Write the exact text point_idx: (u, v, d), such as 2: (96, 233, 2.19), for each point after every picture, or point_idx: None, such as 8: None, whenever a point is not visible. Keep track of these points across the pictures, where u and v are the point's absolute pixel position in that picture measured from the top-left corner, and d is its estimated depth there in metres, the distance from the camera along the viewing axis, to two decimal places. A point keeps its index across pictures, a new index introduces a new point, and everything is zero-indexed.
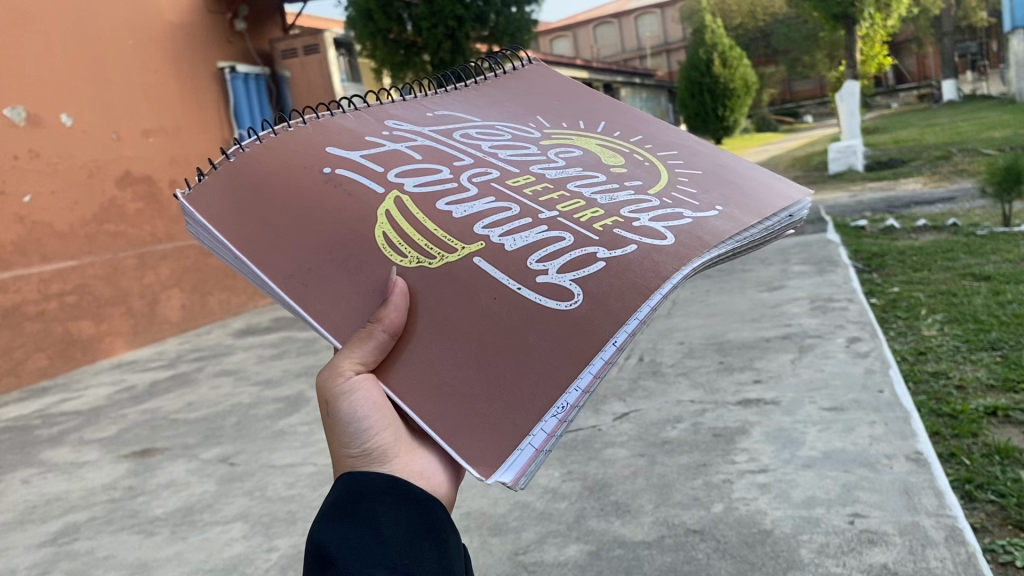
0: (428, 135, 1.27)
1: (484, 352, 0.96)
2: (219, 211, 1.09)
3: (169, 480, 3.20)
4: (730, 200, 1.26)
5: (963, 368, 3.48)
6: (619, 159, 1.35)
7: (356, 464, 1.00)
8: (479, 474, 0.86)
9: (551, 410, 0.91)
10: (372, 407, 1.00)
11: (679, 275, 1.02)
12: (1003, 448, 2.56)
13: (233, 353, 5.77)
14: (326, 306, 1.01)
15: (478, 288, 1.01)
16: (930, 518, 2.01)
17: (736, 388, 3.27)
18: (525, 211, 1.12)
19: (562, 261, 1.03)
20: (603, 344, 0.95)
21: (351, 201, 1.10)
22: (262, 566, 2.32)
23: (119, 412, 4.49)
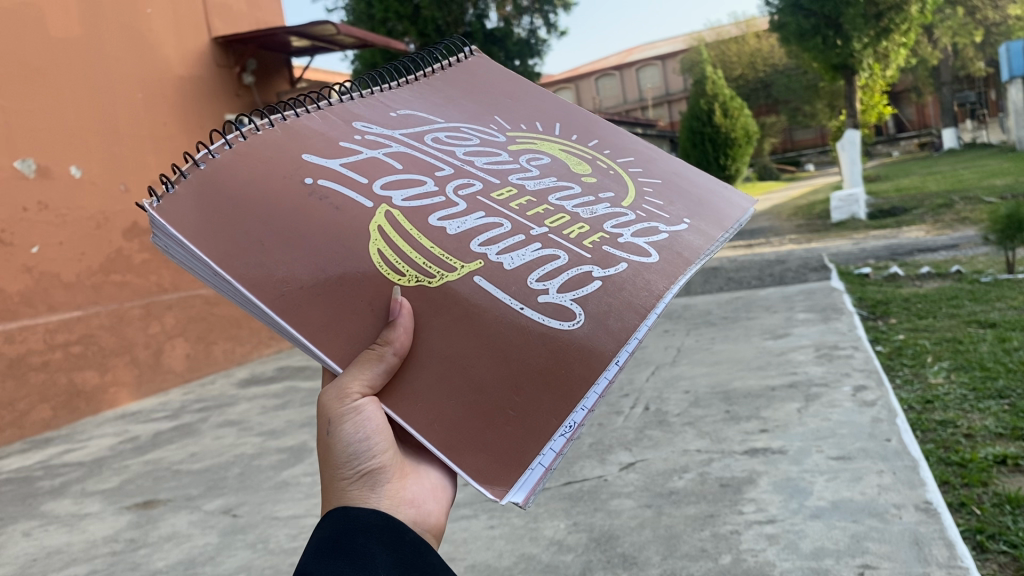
0: (402, 141, 1.26)
1: (489, 373, 1.00)
2: (197, 228, 1.04)
3: (171, 532, 3.18)
4: (694, 213, 1.32)
5: (971, 416, 3.46)
6: (585, 168, 1.37)
7: (352, 493, 1.05)
8: (495, 497, 0.93)
9: (558, 429, 0.97)
10: (376, 431, 1.05)
11: (670, 295, 1.08)
12: (1014, 498, 2.54)
13: (237, 403, 5.76)
14: (324, 328, 1.03)
15: (481, 307, 1.04)
16: (942, 570, 1.97)
17: (742, 437, 3.25)
18: (516, 224, 1.15)
19: (564, 278, 1.07)
20: (605, 363, 1.01)
21: (339, 216, 1.10)
22: None
23: (122, 463, 4.48)
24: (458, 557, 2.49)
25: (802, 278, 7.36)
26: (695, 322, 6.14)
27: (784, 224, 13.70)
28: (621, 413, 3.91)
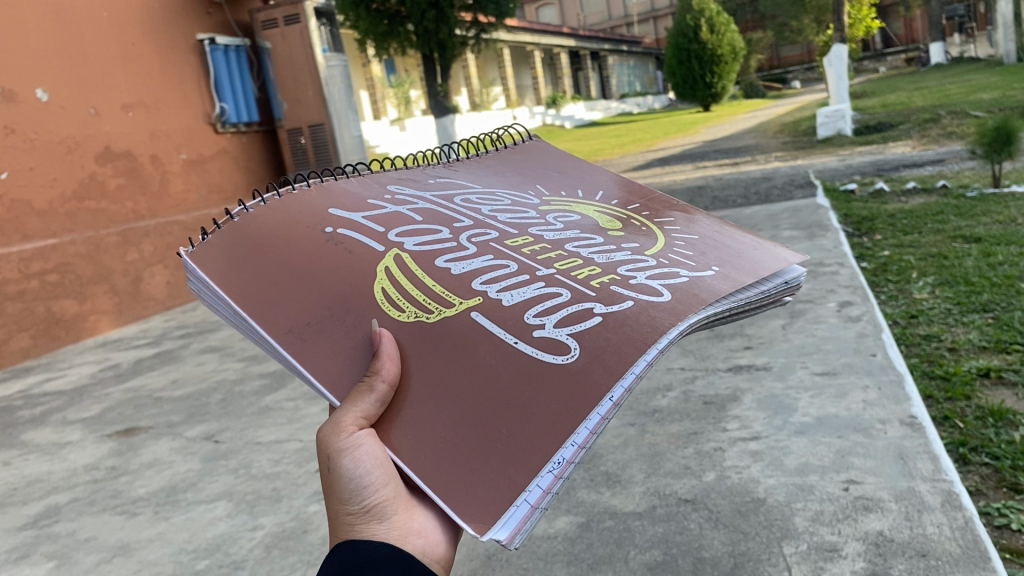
0: (429, 200, 1.27)
1: (480, 410, 0.92)
2: (223, 267, 1.04)
3: (152, 459, 3.15)
4: (727, 262, 1.25)
5: (954, 330, 3.45)
6: (618, 227, 1.36)
7: (359, 529, 0.91)
8: (476, 532, 0.80)
9: (547, 464, 0.86)
10: (376, 464, 0.92)
11: (675, 331, 1.00)
12: (997, 410, 2.54)
13: (219, 329, 5.70)
14: (331, 361, 0.97)
15: (475, 342, 0.98)
16: (927, 483, 1.94)
17: (726, 355, 3.23)
18: (523, 267, 1.13)
19: (564, 314, 1.02)
20: (600, 399, 0.91)
21: (354, 259, 1.07)
22: (247, 545, 2.25)
23: (103, 391, 4.43)
24: None
25: (787, 195, 7.26)
26: None
27: (769, 141, 13.53)
28: None
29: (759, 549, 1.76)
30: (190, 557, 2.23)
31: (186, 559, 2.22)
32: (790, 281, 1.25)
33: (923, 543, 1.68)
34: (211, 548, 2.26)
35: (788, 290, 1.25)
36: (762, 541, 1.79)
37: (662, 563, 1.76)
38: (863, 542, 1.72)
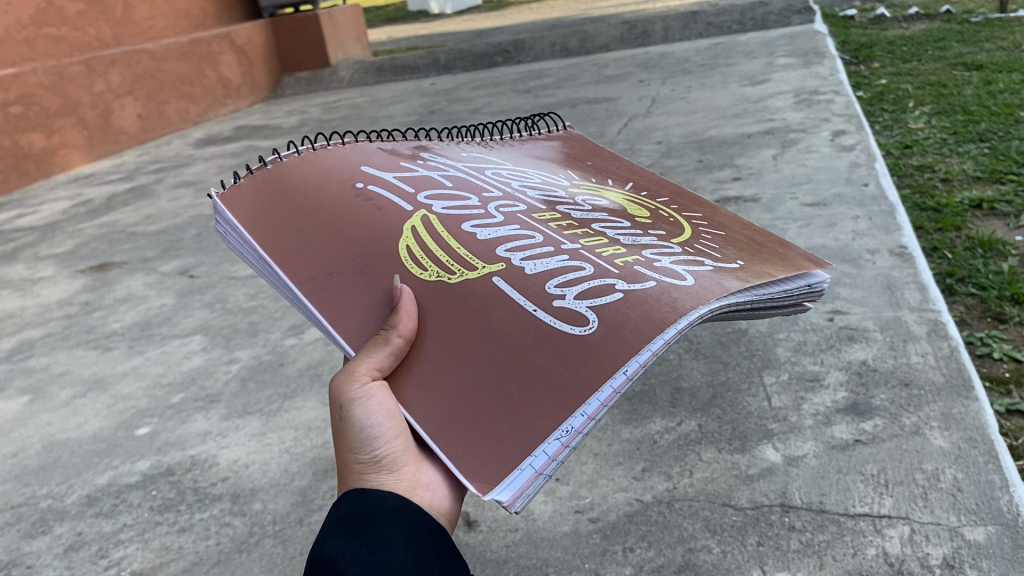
0: (461, 170, 1.02)
1: (485, 373, 0.74)
2: (252, 209, 0.89)
3: (126, 294, 3.09)
4: (758, 255, 0.92)
5: (949, 161, 3.34)
6: (646, 213, 1.01)
7: (367, 479, 0.76)
8: (479, 491, 0.65)
9: (554, 432, 0.68)
10: (387, 416, 0.76)
11: (697, 313, 0.74)
12: (986, 241, 2.48)
13: (193, 163, 5.52)
14: (350, 311, 0.80)
15: (492, 306, 0.78)
16: (913, 314, 1.89)
17: (714, 186, 3.12)
18: (550, 238, 0.86)
19: (587, 285, 0.78)
20: (612, 369, 0.70)
21: (379, 216, 0.87)
22: (222, 379, 2.21)
23: (75, 227, 4.32)
24: None
25: (785, 19, 6.87)
26: (670, 70, 5.79)
27: None
28: None
29: (738, 379, 1.73)
30: (164, 391, 2.19)
31: (160, 393, 2.19)
32: (816, 283, 0.88)
33: (906, 372, 1.64)
34: (186, 382, 2.23)
35: (809, 297, 0.88)
36: (742, 371, 1.76)
37: (640, 394, 1.73)
38: (845, 372, 1.69)
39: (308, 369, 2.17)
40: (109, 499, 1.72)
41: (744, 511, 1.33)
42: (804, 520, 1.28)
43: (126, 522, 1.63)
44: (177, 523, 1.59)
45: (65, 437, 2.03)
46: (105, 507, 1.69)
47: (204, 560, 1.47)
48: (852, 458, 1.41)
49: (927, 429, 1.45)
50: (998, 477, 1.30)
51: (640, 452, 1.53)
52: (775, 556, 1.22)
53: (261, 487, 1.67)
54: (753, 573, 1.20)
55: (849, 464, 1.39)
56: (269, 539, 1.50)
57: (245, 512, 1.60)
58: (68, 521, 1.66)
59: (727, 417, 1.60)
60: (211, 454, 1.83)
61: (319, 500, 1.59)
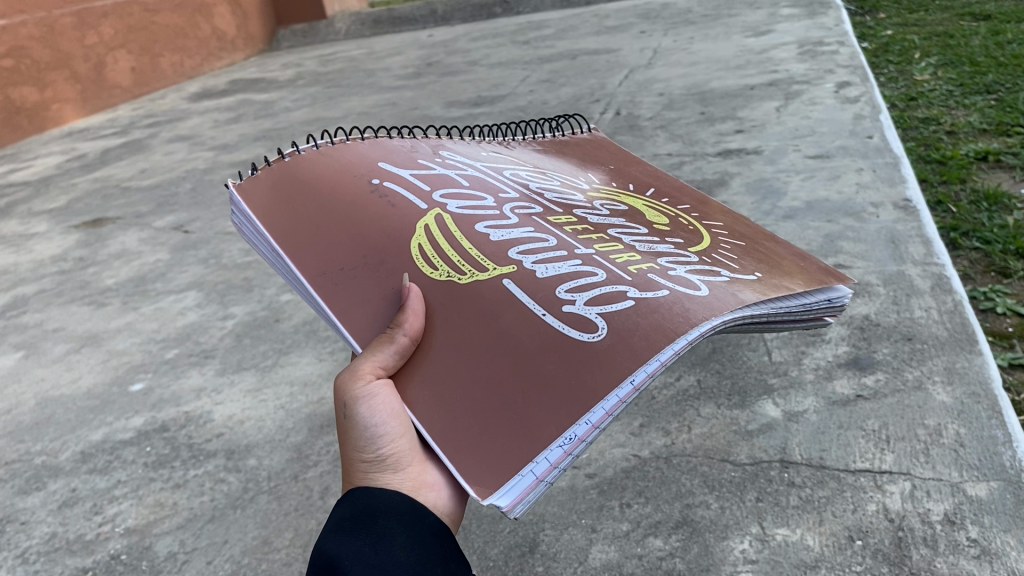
0: (478, 167, 0.94)
1: (489, 375, 0.67)
2: (265, 198, 0.81)
3: (120, 249, 3.05)
4: (779, 266, 0.83)
5: (955, 113, 3.28)
6: (664, 219, 0.92)
7: (372, 478, 0.69)
8: (476, 495, 0.58)
9: (557, 438, 0.61)
10: (390, 415, 0.69)
11: (708, 323, 0.67)
12: (992, 195, 2.43)
13: (188, 117, 5.45)
14: (359, 308, 0.73)
15: (500, 308, 0.70)
16: (917, 268, 1.86)
17: (716, 139, 3.07)
18: (563, 242, 0.79)
19: (598, 291, 0.71)
20: (619, 376, 0.63)
21: (391, 211, 0.80)
22: (217, 335, 2.19)
23: (69, 182, 4.27)
24: None
25: None
26: (672, 21, 5.68)
27: None
28: (589, 119, 3.63)
29: (739, 335, 1.70)
30: (159, 347, 2.17)
31: (155, 349, 2.17)
32: (835, 297, 0.80)
33: (909, 327, 1.62)
34: (181, 338, 2.20)
35: (829, 312, 0.80)
36: None
37: None
38: (847, 327, 1.66)
39: (304, 325, 2.15)
40: (104, 456, 1.71)
41: (743, 467, 1.31)
42: (804, 476, 1.26)
43: (121, 478, 1.62)
44: (172, 480, 1.58)
45: (60, 393, 2.02)
46: (99, 463, 1.68)
47: (198, 516, 1.46)
48: (854, 414, 1.39)
49: (930, 383, 1.42)
50: (1001, 433, 1.27)
51: (639, 408, 1.51)
52: (773, 512, 1.20)
53: (256, 443, 1.66)
54: (751, 528, 1.18)
55: (850, 419, 1.38)
56: (264, 495, 1.49)
57: (240, 469, 1.59)
58: (62, 478, 1.65)
59: (727, 373, 1.58)
60: (205, 410, 1.82)
61: (315, 456, 1.57)
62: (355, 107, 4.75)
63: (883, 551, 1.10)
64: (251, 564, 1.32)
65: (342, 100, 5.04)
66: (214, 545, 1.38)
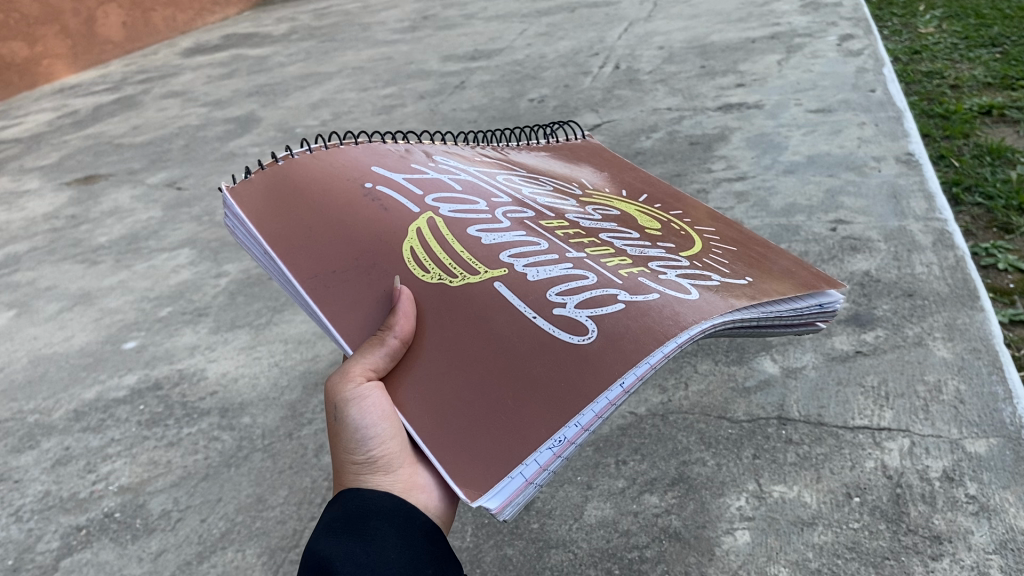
0: (473, 170, 0.89)
1: (478, 380, 0.63)
2: (261, 202, 0.78)
3: (113, 207, 3.02)
4: (774, 273, 0.79)
5: (959, 67, 3.22)
6: (656, 223, 0.87)
7: (363, 479, 0.66)
8: (464, 498, 0.56)
9: (547, 440, 0.58)
10: (382, 416, 0.66)
11: (695, 329, 0.63)
12: (995, 149, 2.39)
13: (181, 73, 5.36)
14: (350, 310, 0.69)
15: (490, 311, 0.67)
16: (919, 223, 1.83)
17: (716, 93, 3.01)
18: (555, 244, 0.74)
19: (589, 294, 0.66)
20: (609, 379, 0.60)
21: (385, 214, 0.76)
22: (210, 292, 2.17)
23: (61, 139, 4.21)
24: None
25: None
26: None
27: None
28: (588, 73, 3.57)
29: None
30: (152, 305, 2.15)
31: (148, 307, 2.15)
32: (826, 303, 0.76)
33: (910, 283, 1.60)
34: (174, 296, 2.18)
35: (821, 318, 0.76)
36: None
37: None
38: (847, 284, 1.64)
39: None
40: (97, 414, 1.69)
41: (740, 424, 1.30)
42: (802, 434, 1.25)
43: (114, 437, 1.60)
44: (165, 438, 1.57)
45: (53, 352, 2.00)
46: (92, 422, 1.67)
47: (192, 475, 1.45)
48: (853, 370, 1.37)
49: (930, 340, 1.41)
50: (1001, 389, 1.26)
51: None
52: (771, 469, 1.19)
53: (250, 401, 1.65)
54: (748, 486, 1.17)
55: (850, 376, 1.36)
56: (258, 453, 1.48)
57: (234, 427, 1.57)
58: (56, 436, 1.64)
59: None
60: (199, 368, 1.80)
61: (310, 414, 1.56)
62: (350, 62, 4.66)
63: (881, 508, 1.08)
64: (246, 521, 1.32)
65: (337, 54, 4.95)
66: (208, 503, 1.37)
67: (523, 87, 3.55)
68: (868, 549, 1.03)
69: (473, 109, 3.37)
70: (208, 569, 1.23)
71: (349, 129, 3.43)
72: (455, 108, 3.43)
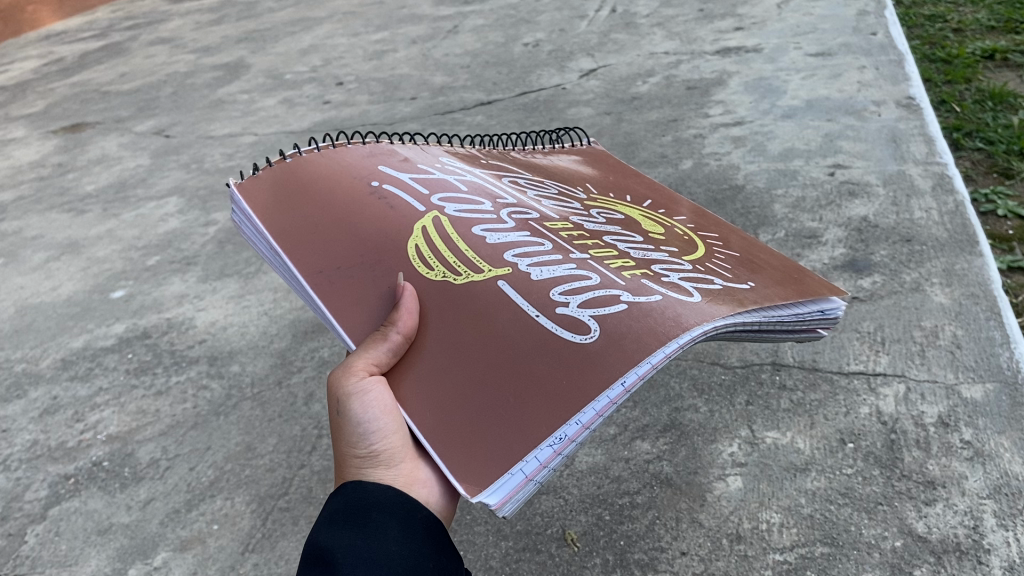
0: (476, 170, 0.84)
1: (478, 378, 0.60)
2: (268, 198, 0.74)
3: (100, 155, 2.97)
4: (781, 278, 0.74)
5: (962, 10, 3.15)
6: (659, 227, 0.83)
7: (364, 473, 0.64)
8: (461, 496, 0.53)
9: (547, 438, 0.55)
10: (384, 411, 0.64)
11: (701, 328, 0.59)
12: (997, 94, 2.35)
13: (169, 19, 5.24)
14: (354, 308, 0.66)
15: (491, 307, 0.63)
16: (918, 168, 1.80)
17: (715, 37, 2.94)
18: (559, 244, 0.70)
19: (592, 293, 0.62)
20: (610, 379, 0.56)
21: (388, 210, 0.72)
22: (198, 241, 2.13)
23: (47, 87, 4.13)
24: None
25: None
26: None
27: None
28: (584, 17, 3.49)
29: None
30: (140, 254, 2.12)
31: (135, 256, 2.12)
32: (827, 309, 0.72)
33: (908, 228, 1.57)
34: (162, 245, 2.15)
35: (823, 324, 0.72)
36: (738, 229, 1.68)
37: None
38: (844, 229, 1.61)
39: None
40: (85, 363, 1.68)
41: (734, 371, 1.28)
42: (796, 379, 1.23)
43: (102, 386, 1.59)
44: (154, 387, 1.55)
45: (40, 301, 1.98)
46: (80, 371, 1.65)
47: (180, 423, 1.44)
48: (849, 316, 1.35)
49: (928, 285, 1.38)
50: (999, 334, 1.24)
51: None
52: (764, 416, 1.17)
53: (239, 350, 1.63)
54: (741, 432, 1.15)
55: (846, 321, 1.34)
56: (247, 402, 1.47)
57: (223, 375, 1.56)
58: (43, 386, 1.63)
59: None
60: (187, 317, 1.78)
61: (299, 363, 1.54)
62: (341, 7, 4.56)
63: (875, 454, 1.07)
64: (235, 469, 1.30)
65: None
66: (196, 451, 1.36)
67: (517, 31, 3.47)
68: (861, 495, 1.01)
69: (466, 54, 3.30)
70: (197, 517, 1.22)
71: (340, 75, 3.36)
72: (447, 53, 3.36)
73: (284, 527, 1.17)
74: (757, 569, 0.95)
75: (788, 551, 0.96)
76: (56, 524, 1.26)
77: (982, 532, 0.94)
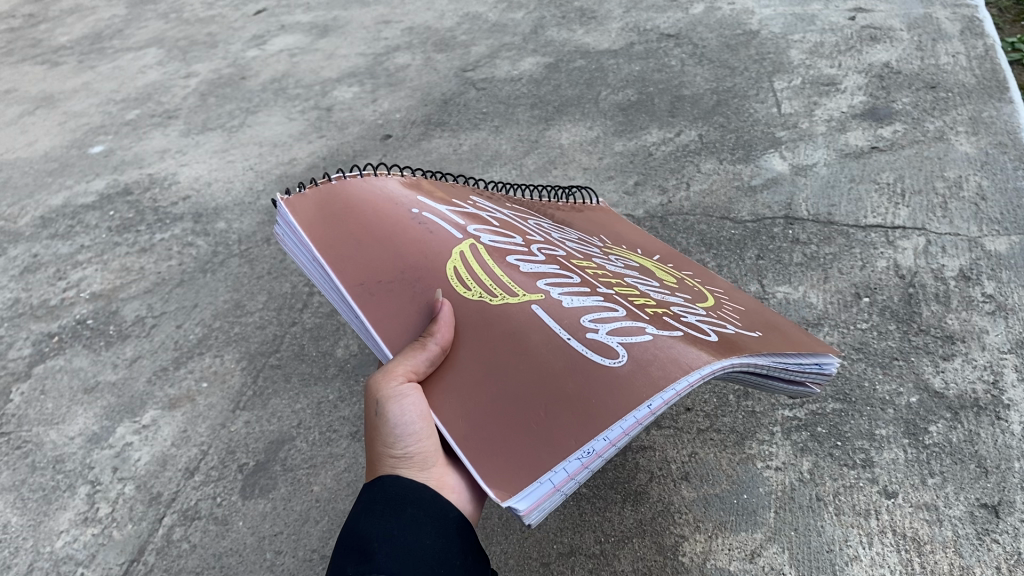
0: (497, 207, 0.78)
1: (509, 391, 0.52)
2: (308, 212, 0.64)
3: (73, 6, 2.79)
4: (786, 331, 0.71)
5: None
6: (672, 277, 0.78)
7: (395, 471, 0.53)
8: (492, 493, 0.45)
9: (576, 449, 0.48)
10: (419, 417, 0.54)
11: (720, 366, 0.55)
12: None
13: None
14: (390, 319, 0.57)
15: (524, 326, 0.56)
16: (946, 11, 1.67)
17: None
18: (586, 280, 0.64)
19: (619, 323, 0.57)
20: (637, 401, 0.51)
21: (425, 232, 0.64)
22: (179, 95, 2.02)
23: None
24: (395, 21, 2.17)
25: None
26: None
27: None
28: None
29: (746, 86, 1.55)
30: (119, 108, 2.01)
31: (114, 110, 2.01)
32: (824, 363, 0.67)
33: (933, 75, 1.47)
34: (141, 99, 2.04)
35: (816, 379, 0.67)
36: (751, 77, 1.58)
37: (636, 104, 1.57)
38: (865, 76, 1.51)
39: (272, 83, 1.98)
40: (65, 221, 1.61)
41: (744, 225, 1.21)
42: (810, 233, 1.17)
43: (84, 244, 1.52)
44: (137, 244, 1.49)
45: (16, 156, 1.89)
46: (60, 229, 1.58)
47: (166, 281, 1.38)
48: (867, 167, 1.28)
49: (952, 135, 1.30)
50: None
51: (633, 165, 1.39)
52: (776, 270, 1.11)
53: (225, 206, 1.55)
54: (750, 287, 1.10)
55: (863, 172, 1.27)
56: (235, 259, 1.41)
57: (209, 233, 1.49)
58: (23, 244, 1.56)
59: (732, 125, 1.45)
60: (170, 172, 1.70)
61: None
62: None
63: (892, 308, 1.02)
64: (223, 327, 1.26)
65: None
66: (183, 309, 1.31)
67: None
68: (876, 350, 0.97)
69: None
70: (186, 375, 1.18)
71: None
72: None
73: (275, 385, 1.13)
74: (765, 426, 0.91)
75: (799, 408, 0.92)
76: (42, 383, 1.22)
77: (1003, 387, 0.90)
